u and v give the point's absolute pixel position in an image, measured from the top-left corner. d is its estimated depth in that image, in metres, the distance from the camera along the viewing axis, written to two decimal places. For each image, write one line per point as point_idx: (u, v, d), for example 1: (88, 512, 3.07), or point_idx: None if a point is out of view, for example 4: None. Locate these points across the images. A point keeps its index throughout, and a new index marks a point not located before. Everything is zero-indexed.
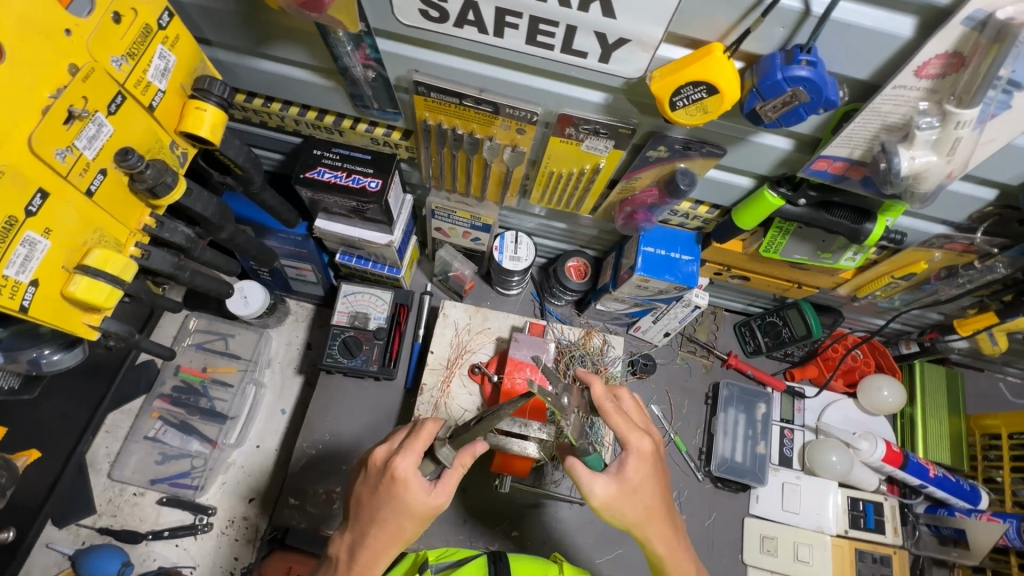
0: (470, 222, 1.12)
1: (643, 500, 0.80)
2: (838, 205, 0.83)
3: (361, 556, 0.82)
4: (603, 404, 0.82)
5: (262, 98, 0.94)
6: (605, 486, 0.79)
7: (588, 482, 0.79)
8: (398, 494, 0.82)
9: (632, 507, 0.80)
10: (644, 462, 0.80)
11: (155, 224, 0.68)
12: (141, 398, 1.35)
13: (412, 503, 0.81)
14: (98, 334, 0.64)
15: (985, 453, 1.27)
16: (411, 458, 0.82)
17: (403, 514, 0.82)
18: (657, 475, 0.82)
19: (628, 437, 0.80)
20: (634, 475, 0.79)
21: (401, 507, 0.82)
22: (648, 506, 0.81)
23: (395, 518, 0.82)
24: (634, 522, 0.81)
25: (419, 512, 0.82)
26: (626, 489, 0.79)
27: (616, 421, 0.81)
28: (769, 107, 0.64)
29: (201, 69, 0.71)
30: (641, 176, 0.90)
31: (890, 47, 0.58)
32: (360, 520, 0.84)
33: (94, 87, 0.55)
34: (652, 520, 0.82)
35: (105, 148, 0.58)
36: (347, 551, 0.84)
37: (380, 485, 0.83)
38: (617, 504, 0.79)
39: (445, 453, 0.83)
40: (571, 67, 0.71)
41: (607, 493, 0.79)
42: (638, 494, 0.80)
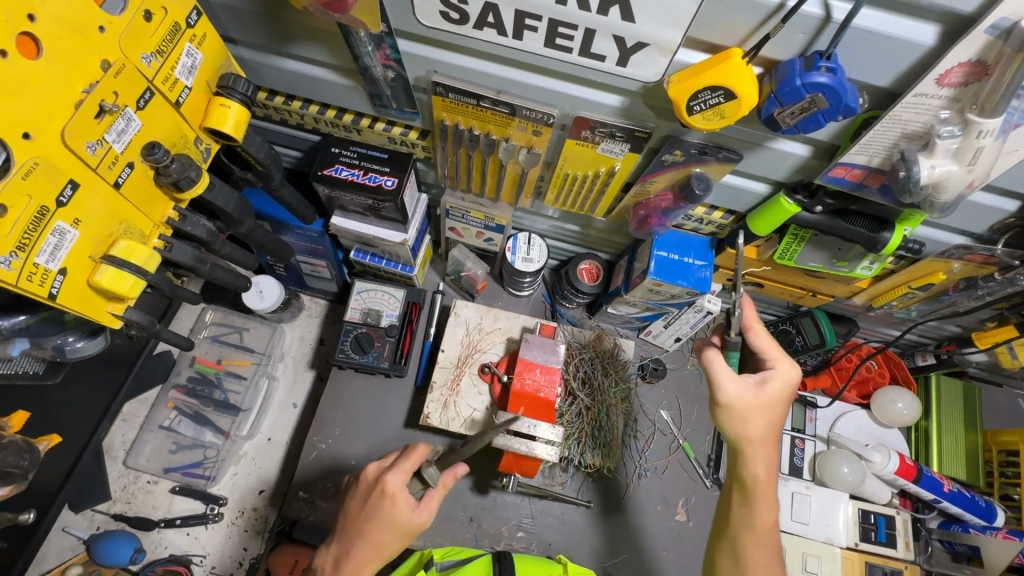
0: (484, 223, 1.13)
1: (762, 425, 0.81)
2: (855, 212, 0.82)
3: (346, 565, 0.83)
4: (736, 320, 0.85)
5: (283, 97, 0.96)
6: (738, 388, 0.81)
7: (725, 377, 0.81)
8: (383, 507, 0.84)
9: (754, 424, 0.81)
10: (783, 385, 0.82)
11: (178, 217, 0.69)
12: (157, 387, 1.37)
13: (397, 517, 0.83)
14: (120, 323, 0.66)
15: (1001, 470, 1.24)
16: (400, 475, 0.85)
17: (387, 526, 0.83)
18: (782, 402, 0.83)
19: (774, 359, 0.83)
20: (773, 391, 0.81)
21: (386, 519, 0.83)
22: (768, 429, 0.82)
23: (379, 529, 0.83)
24: (742, 441, 0.82)
25: (402, 526, 0.84)
26: (756, 402, 0.81)
27: (762, 342, 0.84)
28: (788, 112, 0.64)
29: (226, 67, 0.72)
30: (656, 180, 0.90)
31: (911, 55, 0.57)
32: (346, 531, 0.86)
33: (124, 83, 0.57)
34: (767, 446, 0.82)
35: (133, 142, 0.60)
36: (332, 562, 0.85)
37: (369, 499, 0.86)
38: (739, 411, 0.81)
39: (432, 474, 0.86)
40: (588, 70, 0.72)
41: (739, 394, 0.81)
42: (759, 411, 0.81)
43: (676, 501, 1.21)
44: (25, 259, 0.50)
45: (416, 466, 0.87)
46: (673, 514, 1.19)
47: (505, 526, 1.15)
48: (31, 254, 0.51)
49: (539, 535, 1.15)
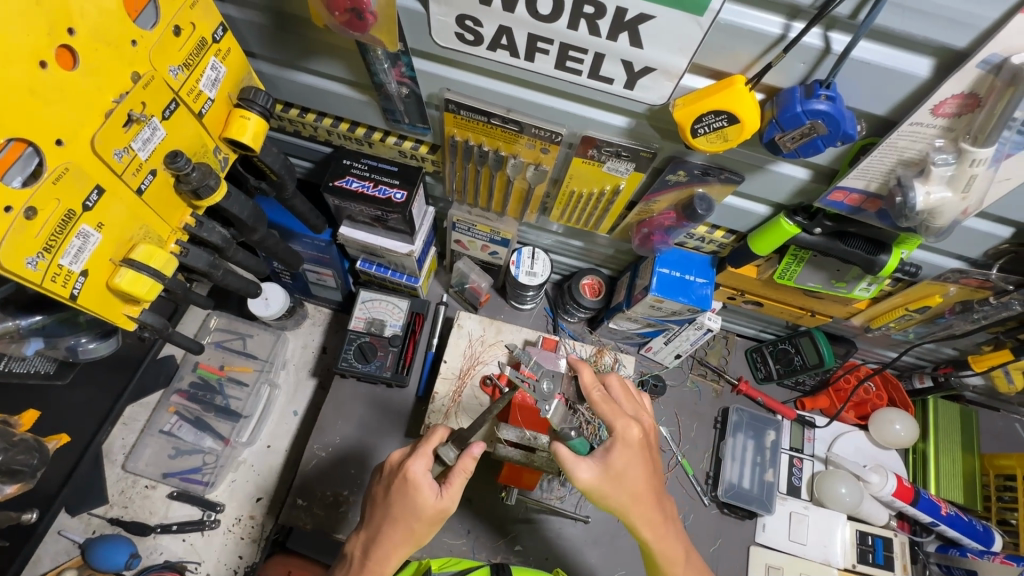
0: (489, 236, 1.15)
1: (629, 485, 0.82)
2: (853, 234, 0.84)
3: (373, 552, 0.86)
4: (591, 393, 0.86)
5: (298, 109, 0.99)
6: (589, 470, 0.82)
7: (572, 466, 0.81)
8: (410, 492, 0.85)
9: (619, 492, 0.82)
10: (629, 448, 0.83)
11: (195, 223, 0.72)
12: (159, 392, 1.38)
13: (421, 504, 0.85)
14: (134, 325, 0.67)
15: (999, 494, 1.25)
16: (422, 461, 0.86)
17: (411, 517, 0.85)
18: (644, 458, 0.84)
19: (614, 423, 0.84)
20: (617, 460, 0.82)
21: (412, 507, 0.85)
22: (634, 491, 0.83)
23: (405, 520, 0.85)
24: (614, 510, 0.84)
25: (428, 514, 0.85)
26: (611, 475, 0.82)
27: (604, 408, 0.85)
28: (788, 137, 0.66)
29: (247, 80, 0.75)
30: (660, 199, 0.92)
31: (907, 85, 0.60)
32: (373, 517, 0.88)
33: (152, 94, 0.59)
34: (640, 505, 0.84)
35: (157, 150, 0.62)
36: (361, 549, 0.88)
37: (393, 486, 0.87)
38: (603, 490, 0.82)
39: (449, 453, 0.86)
40: (597, 92, 0.74)
41: (592, 477, 0.82)
42: (622, 479, 0.82)
43: None
44: (51, 261, 0.52)
45: (435, 449, 0.88)
46: None
47: (504, 539, 1.17)
48: (57, 256, 0.52)
49: (536, 550, 1.17)
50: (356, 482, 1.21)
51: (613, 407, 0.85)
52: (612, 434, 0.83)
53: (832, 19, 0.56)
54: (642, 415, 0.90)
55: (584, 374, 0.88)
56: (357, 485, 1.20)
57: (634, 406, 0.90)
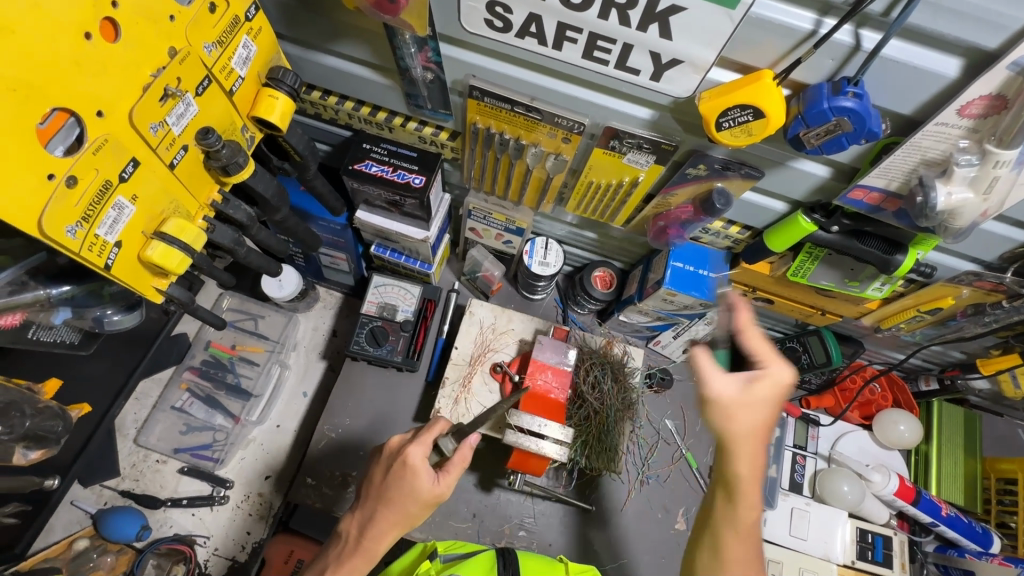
0: (504, 225, 1.16)
1: (739, 419, 0.76)
2: (869, 234, 0.85)
3: (370, 531, 0.87)
4: (744, 328, 0.82)
5: (320, 92, 0.99)
6: (725, 386, 0.78)
7: (709, 376, 0.79)
8: (407, 477, 0.87)
9: (726, 412, 0.77)
10: (774, 386, 0.77)
11: (221, 200, 0.72)
12: (171, 368, 1.40)
13: (417, 488, 0.86)
14: (161, 299, 0.68)
15: (999, 498, 1.26)
16: (421, 449, 0.89)
17: (406, 501, 0.87)
18: (766, 406, 0.77)
19: (767, 359, 0.78)
20: (763, 391, 0.77)
21: (408, 491, 0.87)
22: (750, 428, 0.76)
23: (400, 502, 0.87)
24: (719, 433, 0.77)
25: (423, 498, 0.87)
26: (746, 399, 0.77)
27: (758, 344, 0.80)
28: (813, 134, 0.66)
29: (275, 60, 0.76)
30: (678, 192, 0.92)
31: (934, 85, 0.60)
32: (369, 500, 0.90)
33: (187, 69, 0.60)
34: (751, 442, 0.76)
35: (189, 126, 0.63)
36: (356, 529, 0.89)
37: (392, 470, 0.89)
38: (720, 407, 0.77)
39: (448, 445, 0.92)
40: (622, 83, 0.75)
41: (728, 394, 0.78)
42: (744, 407, 0.77)
43: (677, 510, 1.23)
44: (88, 230, 0.53)
45: (434, 438, 0.92)
46: (673, 523, 1.21)
47: (507, 525, 1.19)
48: (94, 225, 0.53)
49: (540, 535, 1.18)
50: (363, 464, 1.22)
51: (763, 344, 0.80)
52: (762, 372, 0.78)
53: (863, 16, 0.57)
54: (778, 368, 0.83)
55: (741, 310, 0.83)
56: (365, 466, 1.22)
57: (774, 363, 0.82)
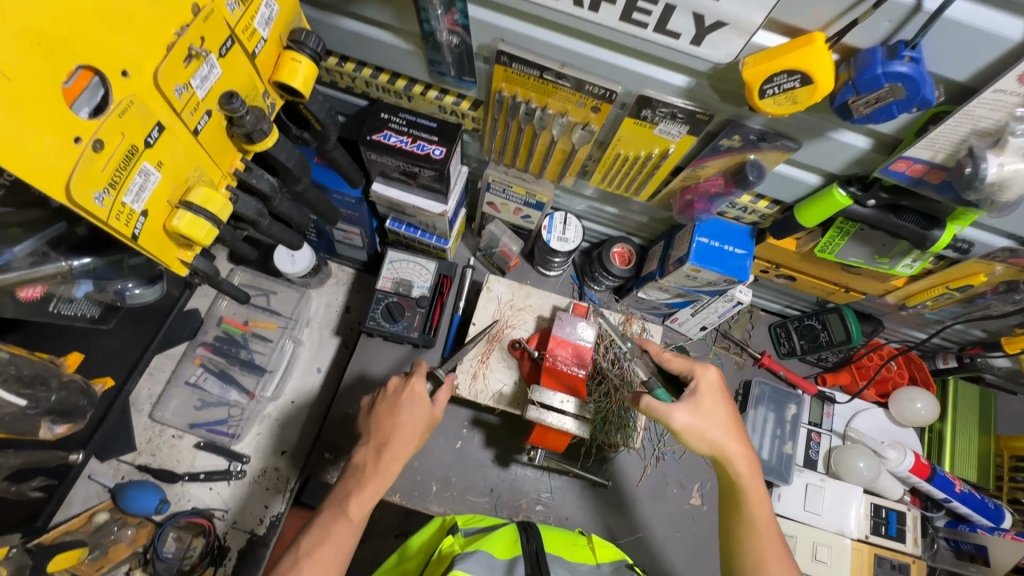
0: (523, 199, 1.13)
1: (715, 427, 0.88)
2: (905, 209, 0.82)
3: (387, 454, 0.91)
4: (661, 357, 0.98)
5: (337, 58, 0.95)
6: (682, 414, 0.87)
7: (665, 410, 0.87)
8: (417, 401, 0.94)
9: (709, 427, 0.88)
10: (710, 387, 0.91)
11: (244, 169, 0.70)
12: (184, 343, 1.39)
13: (423, 411, 0.94)
14: (186, 271, 0.66)
15: (1011, 474, 1.28)
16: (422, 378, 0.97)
17: (413, 423, 0.93)
18: (718, 405, 0.90)
19: (692, 369, 0.93)
20: (704, 399, 0.89)
21: (417, 413, 0.94)
22: (724, 425, 0.89)
23: (412, 424, 0.93)
24: (711, 449, 0.88)
25: (426, 419, 0.94)
26: (700, 414, 0.88)
27: (677, 363, 0.95)
28: (862, 101, 0.64)
29: (296, 21, 0.72)
30: (709, 165, 0.90)
31: (996, 50, 0.57)
32: (378, 429, 0.93)
33: (211, 28, 0.56)
34: (733, 438, 0.89)
35: (213, 90, 0.60)
36: (373, 455, 0.92)
37: (394, 400, 0.96)
38: (695, 428, 0.87)
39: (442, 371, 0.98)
40: (661, 48, 0.72)
41: (688, 419, 0.87)
42: (709, 416, 0.88)
43: (692, 485, 1.24)
44: (115, 198, 0.50)
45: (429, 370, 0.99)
46: (688, 498, 1.23)
47: (525, 499, 1.20)
48: (120, 193, 0.51)
49: (557, 509, 1.19)
50: None
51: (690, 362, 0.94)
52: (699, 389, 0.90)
53: None
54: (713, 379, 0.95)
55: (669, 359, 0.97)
56: None
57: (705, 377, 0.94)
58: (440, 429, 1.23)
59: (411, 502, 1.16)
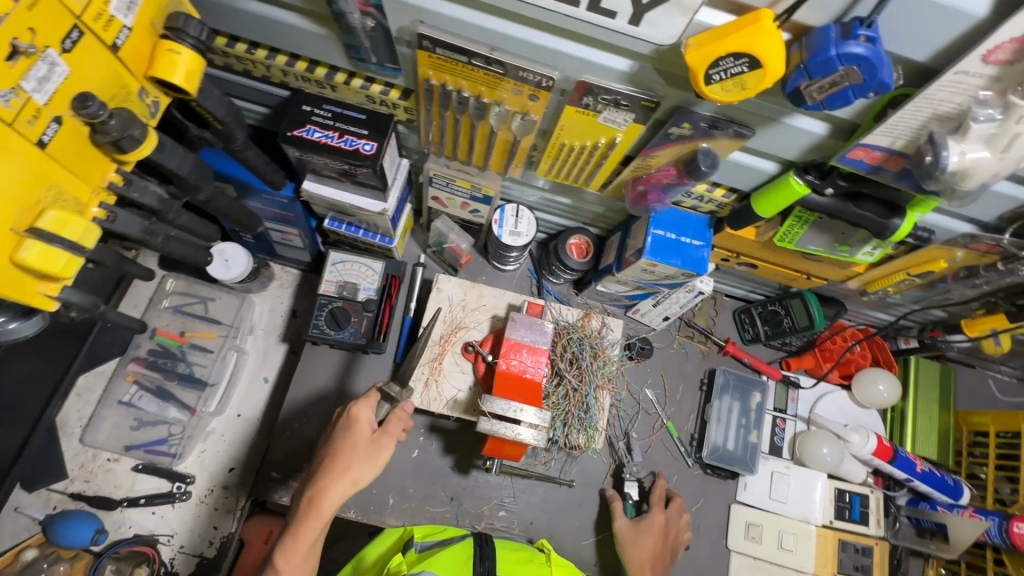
0: (469, 193, 1.05)
1: (648, 548, 1.06)
2: (866, 197, 0.77)
3: (319, 483, 0.81)
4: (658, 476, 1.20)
5: (245, 44, 0.85)
6: (625, 521, 1.09)
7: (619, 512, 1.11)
8: (353, 428, 0.85)
9: (641, 545, 1.06)
10: (659, 521, 1.10)
11: (122, 182, 0.60)
12: (115, 360, 1.29)
13: (358, 439, 0.84)
14: (56, 305, 0.58)
15: (970, 449, 1.29)
16: (365, 403, 0.87)
17: (347, 454, 0.82)
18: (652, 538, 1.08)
19: (661, 505, 1.13)
20: (649, 523, 1.09)
21: (353, 442, 0.83)
22: (650, 555, 1.05)
23: (346, 452, 0.82)
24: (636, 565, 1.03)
25: (365, 447, 0.83)
26: (639, 528, 1.08)
27: (661, 491, 1.16)
28: (815, 86, 0.57)
29: (174, 5, 0.62)
30: (660, 154, 0.83)
31: (960, 26, 0.51)
32: (317, 460, 0.85)
33: (43, 18, 0.47)
34: (656, 570, 1.05)
35: (59, 92, 0.50)
36: (305, 489, 0.83)
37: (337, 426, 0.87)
38: (628, 540, 1.07)
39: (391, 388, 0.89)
40: (596, 28, 0.64)
41: (626, 526, 1.09)
42: (648, 532, 1.08)
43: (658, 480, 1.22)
44: None
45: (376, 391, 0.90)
46: None
47: (487, 505, 1.15)
48: None
49: (521, 514, 1.15)
50: None
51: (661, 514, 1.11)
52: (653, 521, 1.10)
53: None
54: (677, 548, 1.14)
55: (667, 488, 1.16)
56: None
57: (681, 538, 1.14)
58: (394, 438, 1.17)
59: (367, 517, 1.10)
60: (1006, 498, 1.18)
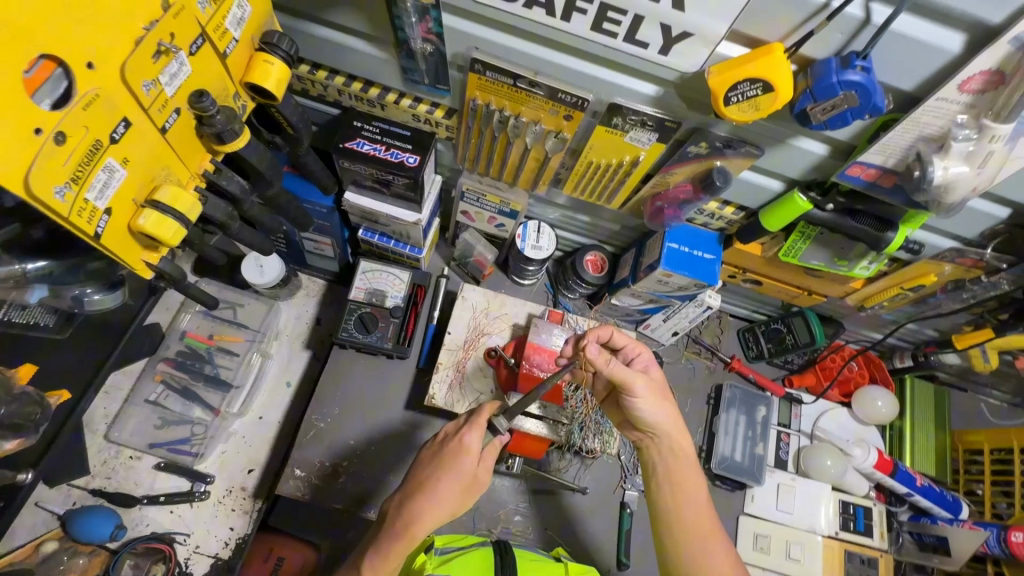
0: (497, 208, 1.14)
1: (664, 420, 0.96)
2: (861, 212, 0.87)
3: (412, 509, 0.88)
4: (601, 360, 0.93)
5: (309, 66, 0.95)
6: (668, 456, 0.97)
7: (647, 406, 0.96)
8: (461, 456, 0.91)
9: (666, 424, 0.96)
10: (656, 389, 0.97)
11: (213, 170, 0.68)
12: (143, 360, 1.32)
13: (466, 471, 0.91)
14: (150, 275, 0.64)
15: (966, 467, 1.34)
16: (475, 433, 0.93)
17: (450, 480, 0.90)
18: (657, 397, 0.97)
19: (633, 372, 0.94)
20: (653, 401, 0.96)
21: (458, 471, 0.90)
22: (668, 428, 0.97)
23: (450, 480, 0.90)
24: (682, 503, 0.95)
25: (467, 477, 0.91)
26: (656, 416, 0.96)
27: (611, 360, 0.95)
28: (819, 108, 0.67)
29: (268, 25, 0.72)
30: (677, 171, 0.93)
31: (938, 60, 0.62)
32: (414, 479, 0.93)
33: (181, 25, 0.55)
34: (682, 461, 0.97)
35: (182, 87, 0.58)
36: (398, 504, 0.91)
37: (445, 447, 0.94)
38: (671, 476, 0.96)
39: (502, 422, 0.93)
40: (630, 57, 0.74)
41: (672, 461, 0.97)
42: (657, 413, 0.96)
43: None
44: (77, 194, 0.48)
45: (488, 418, 0.94)
46: None
47: (503, 510, 1.19)
48: (83, 189, 0.49)
49: (535, 519, 1.19)
50: (354, 454, 1.18)
51: (627, 370, 0.94)
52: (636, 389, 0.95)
53: None
54: (652, 368, 1.03)
55: (591, 349, 0.92)
56: (355, 454, 1.18)
57: (641, 359, 1.03)
58: (415, 441, 1.21)
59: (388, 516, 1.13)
60: (1003, 512, 1.22)
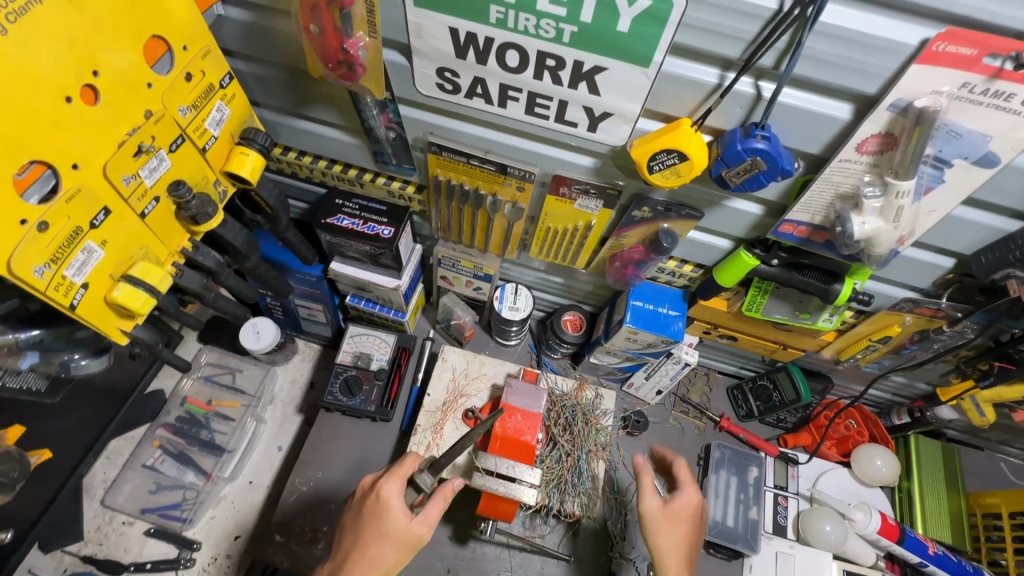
0: (472, 271, 1.21)
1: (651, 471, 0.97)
2: (808, 266, 0.90)
3: None
4: None
5: (296, 152, 1.07)
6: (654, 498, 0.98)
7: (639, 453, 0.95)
8: (382, 515, 0.91)
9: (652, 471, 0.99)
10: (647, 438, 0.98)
11: (192, 248, 0.77)
12: (145, 425, 1.39)
13: (396, 528, 0.90)
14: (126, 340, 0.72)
15: (987, 534, 1.24)
16: (394, 483, 0.93)
17: (373, 542, 0.90)
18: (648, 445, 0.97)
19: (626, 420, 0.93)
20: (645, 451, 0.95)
21: (384, 531, 0.90)
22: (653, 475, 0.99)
23: (375, 543, 0.90)
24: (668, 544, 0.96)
25: (398, 536, 0.91)
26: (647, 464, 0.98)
27: None
28: (733, 172, 0.72)
29: (249, 122, 0.83)
30: (630, 234, 0.98)
31: (833, 127, 0.67)
32: (340, 550, 0.93)
33: (161, 129, 0.66)
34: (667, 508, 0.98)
35: (161, 179, 0.68)
36: None
37: (367, 505, 0.93)
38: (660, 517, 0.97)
39: (425, 479, 0.95)
40: (564, 134, 0.82)
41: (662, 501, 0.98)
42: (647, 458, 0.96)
43: None
44: (56, 271, 0.57)
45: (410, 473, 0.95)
46: None
47: None
48: (62, 267, 0.58)
49: None
50: (334, 518, 1.19)
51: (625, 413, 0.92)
52: None
53: (759, 69, 0.65)
54: None
55: None
56: (335, 519, 1.18)
57: None
58: None
59: None
60: None
